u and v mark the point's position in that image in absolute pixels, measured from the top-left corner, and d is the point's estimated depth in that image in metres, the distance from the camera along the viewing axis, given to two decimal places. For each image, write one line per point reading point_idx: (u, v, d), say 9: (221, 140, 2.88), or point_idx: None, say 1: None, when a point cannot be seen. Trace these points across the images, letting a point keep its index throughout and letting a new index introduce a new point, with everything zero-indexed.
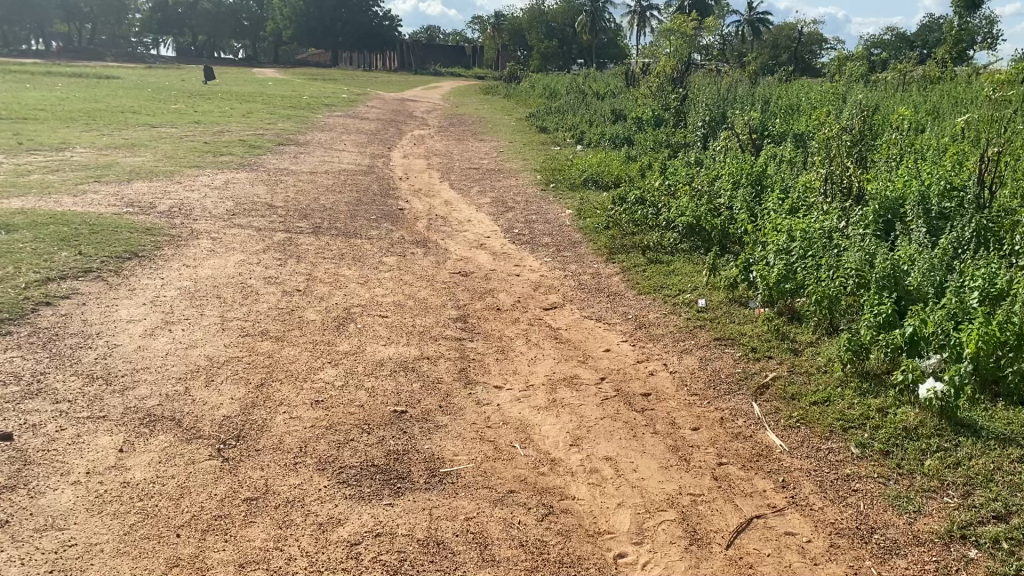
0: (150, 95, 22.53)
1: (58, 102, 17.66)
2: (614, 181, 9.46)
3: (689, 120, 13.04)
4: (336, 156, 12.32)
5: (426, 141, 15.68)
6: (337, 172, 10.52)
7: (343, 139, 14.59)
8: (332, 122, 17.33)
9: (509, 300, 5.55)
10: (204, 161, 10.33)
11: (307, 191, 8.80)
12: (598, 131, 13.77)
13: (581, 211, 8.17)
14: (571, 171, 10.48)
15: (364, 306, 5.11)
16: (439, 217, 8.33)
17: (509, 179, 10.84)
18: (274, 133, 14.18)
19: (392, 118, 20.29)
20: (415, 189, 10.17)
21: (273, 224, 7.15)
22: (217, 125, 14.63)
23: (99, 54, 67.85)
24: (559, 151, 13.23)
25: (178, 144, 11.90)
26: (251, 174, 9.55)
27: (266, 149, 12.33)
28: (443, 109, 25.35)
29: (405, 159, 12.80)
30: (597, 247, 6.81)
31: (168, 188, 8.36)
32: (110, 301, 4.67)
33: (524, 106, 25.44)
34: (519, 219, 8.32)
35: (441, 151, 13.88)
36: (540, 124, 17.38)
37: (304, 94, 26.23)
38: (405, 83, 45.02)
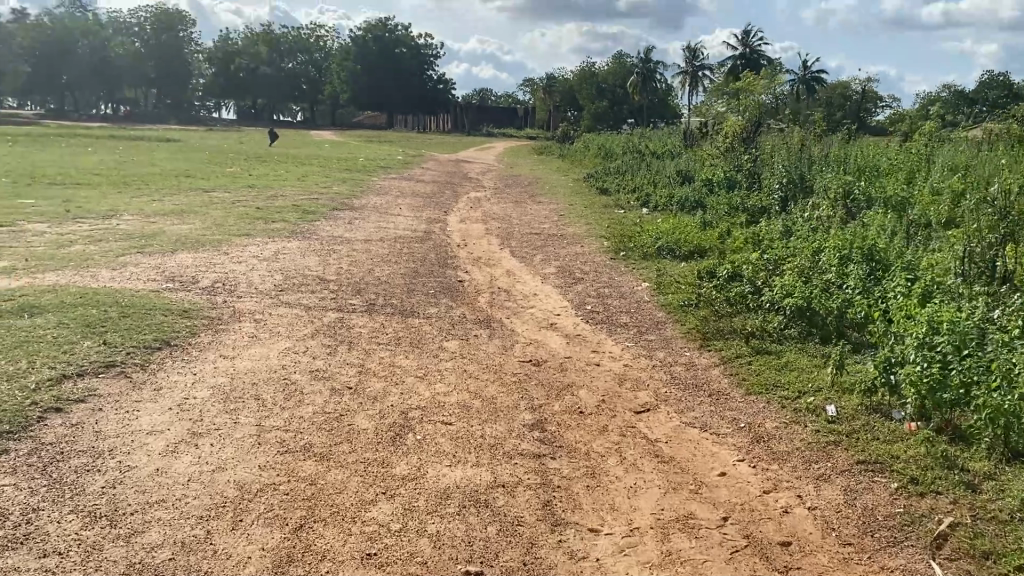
0: (208, 158, 22.57)
1: (116, 167, 17.63)
2: (693, 250, 8.62)
3: (766, 183, 12.17)
4: (392, 221, 11.74)
5: (483, 204, 15.08)
6: (392, 239, 9.89)
7: (398, 202, 14.08)
8: (387, 185, 16.91)
9: (594, 398, 4.68)
10: (255, 228, 9.81)
11: (360, 261, 8.15)
12: (666, 194, 13.00)
13: (661, 283, 7.33)
14: (643, 234, 9.65)
15: (424, 409, 4.26)
16: (503, 288, 7.56)
17: (575, 243, 10.07)
18: (328, 197, 13.73)
19: (448, 180, 19.86)
20: (474, 254, 9.46)
21: (323, 301, 6.45)
22: (270, 189, 14.26)
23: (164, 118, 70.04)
24: (625, 213, 12.45)
25: (229, 210, 11.46)
26: (302, 243, 8.97)
27: (319, 214, 11.83)
28: (498, 170, 24.97)
29: (463, 224, 12.16)
30: (687, 329, 5.92)
31: (213, 260, 7.79)
32: (130, 407, 3.97)
33: (580, 166, 24.92)
34: (590, 289, 7.48)
35: (500, 215, 13.23)
36: (601, 185, 16.70)
37: (359, 157, 26.15)
38: (458, 144, 45.18)
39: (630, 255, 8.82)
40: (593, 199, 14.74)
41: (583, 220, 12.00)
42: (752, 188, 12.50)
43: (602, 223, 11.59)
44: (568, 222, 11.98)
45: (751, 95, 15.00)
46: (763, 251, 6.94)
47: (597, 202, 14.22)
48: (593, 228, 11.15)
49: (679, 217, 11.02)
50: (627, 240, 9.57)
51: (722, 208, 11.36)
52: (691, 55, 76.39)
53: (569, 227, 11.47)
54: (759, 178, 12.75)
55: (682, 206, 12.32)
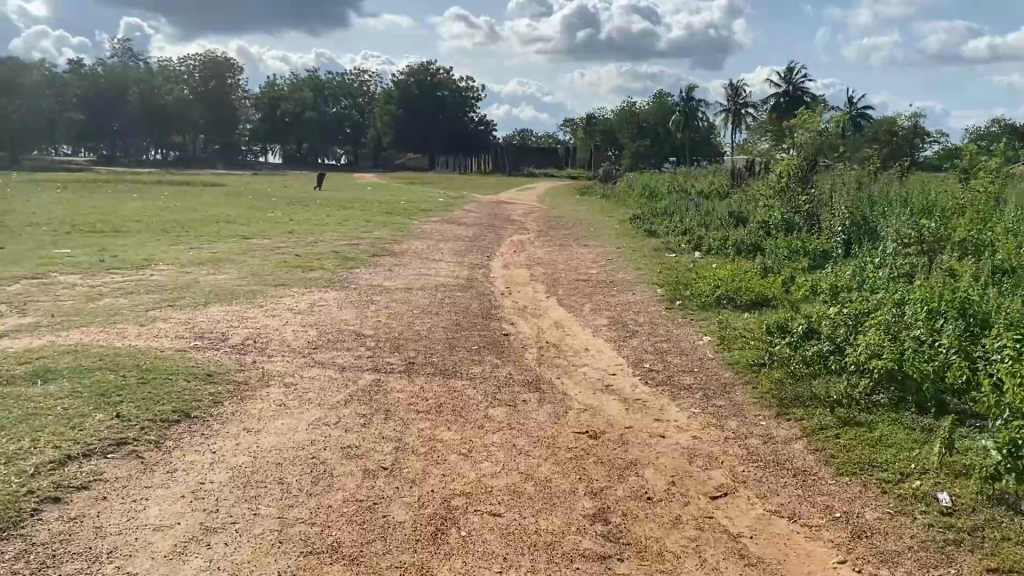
0: (251, 203, 22.57)
1: (159, 213, 17.62)
2: (756, 300, 8.04)
3: (827, 226, 11.53)
4: (433, 268, 11.34)
5: (527, 248, 14.63)
6: (434, 288, 9.45)
7: (439, 247, 13.71)
8: (428, 229, 16.59)
9: (661, 481, 4.11)
10: (292, 277, 9.46)
11: (400, 313, 7.71)
12: (719, 236, 12.43)
13: (725, 338, 6.75)
14: (699, 282, 9.08)
15: (469, 496, 3.75)
16: (551, 342, 7.05)
17: (625, 291, 9.53)
18: (369, 243, 13.41)
19: (490, 222, 19.50)
20: (519, 304, 8.97)
21: (359, 360, 5.99)
22: (310, 235, 14.00)
23: (211, 163, 71.45)
24: (676, 257, 11.89)
25: (267, 257, 11.17)
26: (340, 293, 8.58)
27: (358, 261, 11.48)
28: (541, 211, 24.59)
29: (507, 269, 11.70)
30: (761, 395, 5.34)
31: (246, 314, 7.41)
32: (138, 496, 3.50)
33: (624, 207, 24.45)
34: (646, 345, 6.92)
35: (544, 259, 12.76)
36: (648, 227, 16.18)
37: (401, 200, 26.00)
38: (500, 185, 45.10)
39: (687, 305, 8.26)
40: (641, 242, 14.22)
41: (632, 265, 11.47)
42: (811, 230, 11.86)
43: (653, 268, 11.05)
44: (616, 266, 11.46)
45: (806, 133, 14.40)
46: (839, 304, 6.34)
47: (646, 245, 13.68)
48: (643, 274, 10.60)
49: (735, 262, 10.44)
50: (681, 288, 9.01)
51: (780, 252, 10.75)
52: (732, 93, 75.88)
53: (618, 272, 10.94)
54: (817, 220, 12.10)
55: (736, 249, 11.74)
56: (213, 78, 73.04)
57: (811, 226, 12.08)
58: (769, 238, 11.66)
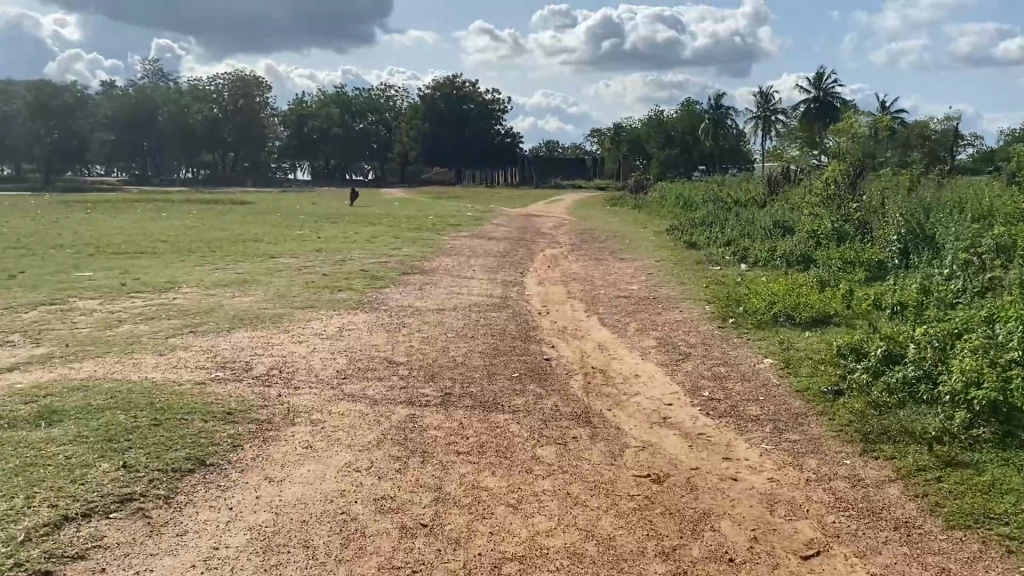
0: (278, 220, 22.32)
1: (185, 232, 17.39)
2: (816, 317, 7.45)
3: (881, 234, 10.89)
4: (466, 286, 10.87)
5: (562, 262, 14.11)
6: (468, 308, 8.97)
7: (471, 264, 13.26)
8: (459, 244, 16.15)
9: (742, 537, 3.57)
10: (319, 299, 9.04)
11: (434, 337, 7.23)
12: (764, 248, 11.83)
13: (789, 361, 6.18)
14: (751, 298, 8.50)
15: (523, 560, 3.22)
16: (598, 367, 6.51)
17: (670, 308, 8.97)
18: (398, 260, 12.99)
19: (521, 236, 19.02)
20: (559, 324, 8.45)
21: (391, 392, 5.50)
22: (338, 253, 13.61)
23: (240, 180, 71.91)
24: (720, 271, 11.31)
25: (293, 277, 10.77)
26: (369, 316, 8.12)
27: (388, 280, 11.04)
28: (572, 224, 24.09)
29: (542, 286, 11.20)
30: (840, 428, 4.77)
31: (271, 340, 6.97)
32: (142, 567, 3.02)
33: (657, 218, 23.87)
34: (702, 370, 6.36)
35: (581, 275, 12.23)
36: (686, 238, 15.59)
37: (429, 214, 25.64)
38: (528, 198, 44.69)
39: (741, 324, 7.69)
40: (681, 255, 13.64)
41: (674, 279, 10.91)
42: (863, 240, 11.22)
43: (697, 283, 10.47)
44: (658, 281, 10.91)
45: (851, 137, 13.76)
46: (919, 324, 5.75)
47: (686, 258, 13.10)
48: (688, 289, 10.04)
49: (786, 275, 9.85)
50: (733, 305, 8.44)
51: (833, 264, 10.13)
52: (761, 100, 74.90)
53: (661, 288, 10.38)
54: (869, 229, 11.46)
55: (785, 261, 11.13)
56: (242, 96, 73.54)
57: (863, 235, 11.44)
58: (819, 248, 11.04)
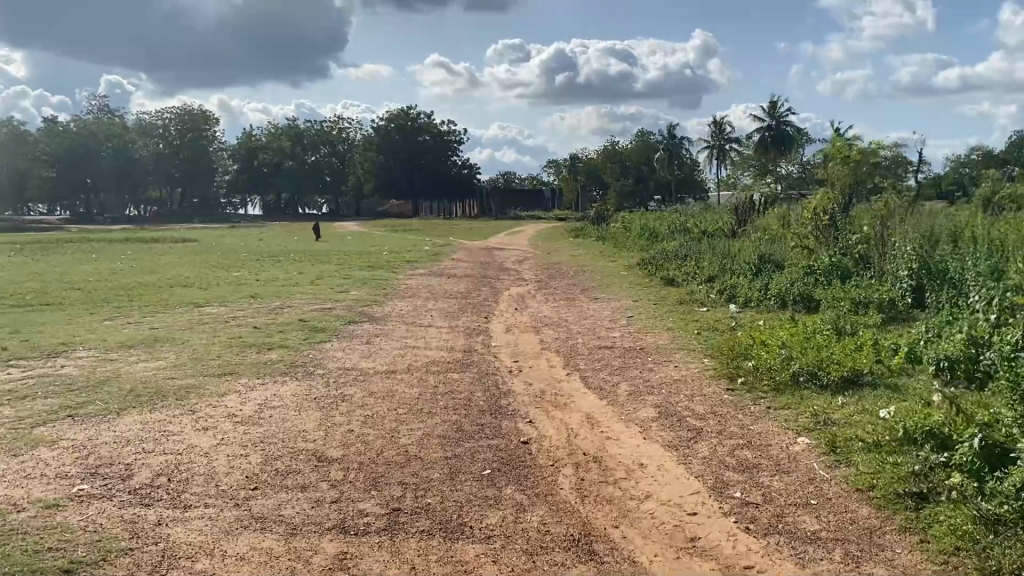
0: (219, 260, 20.71)
1: (110, 277, 15.75)
2: (845, 377, 6.13)
3: (887, 270, 9.70)
4: (421, 337, 9.45)
5: (529, 303, 12.74)
6: (422, 368, 7.53)
7: (427, 308, 11.83)
8: (414, 284, 14.74)
9: None
10: (242, 362, 7.53)
11: (380, 414, 5.78)
12: (755, 286, 10.58)
13: (836, 443, 4.81)
14: (758, 349, 7.20)
15: None
16: (589, 453, 5.10)
17: (663, 362, 7.62)
18: (344, 306, 11.50)
19: (482, 273, 17.66)
20: (531, 386, 7.04)
21: (316, 512, 4.01)
22: (277, 299, 12.09)
23: (188, 217, 69.68)
24: (708, 313, 10.04)
25: (218, 332, 9.22)
26: (301, 384, 6.63)
27: (331, 333, 9.56)
28: (536, 258, 22.79)
29: (509, 334, 9.79)
30: (944, 561, 3.40)
31: (169, 425, 5.45)
32: None
33: (624, 250, 22.68)
34: (722, 454, 4.98)
35: (551, 318, 10.87)
36: (662, 274, 14.34)
37: (384, 250, 24.20)
38: (487, 229, 43.46)
39: (753, 388, 6.35)
40: (660, 293, 12.39)
41: (658, 324, 9.60)
42: (866, 276, 10.03)
43: (686, 328, 9.18)
44: (640, 326, 9.60)
45: None
46: (1006, 400, 4.44)
47: (666, 297, 11.84)
48: (677, 337, 8.72)
49: (789, 319, 8.58)
50: (738, 360, 7.12)
51: (841, 305, 8.88)
52: (716, 130, 74.93)
53: (645, 335, 9.05)
54: (872, 264, 10.27)
55: (779, 302, 9.89)
56: (190, 130, 71.49)
57: (865, 270, 10.24)
58: (821, 287, 9.81)
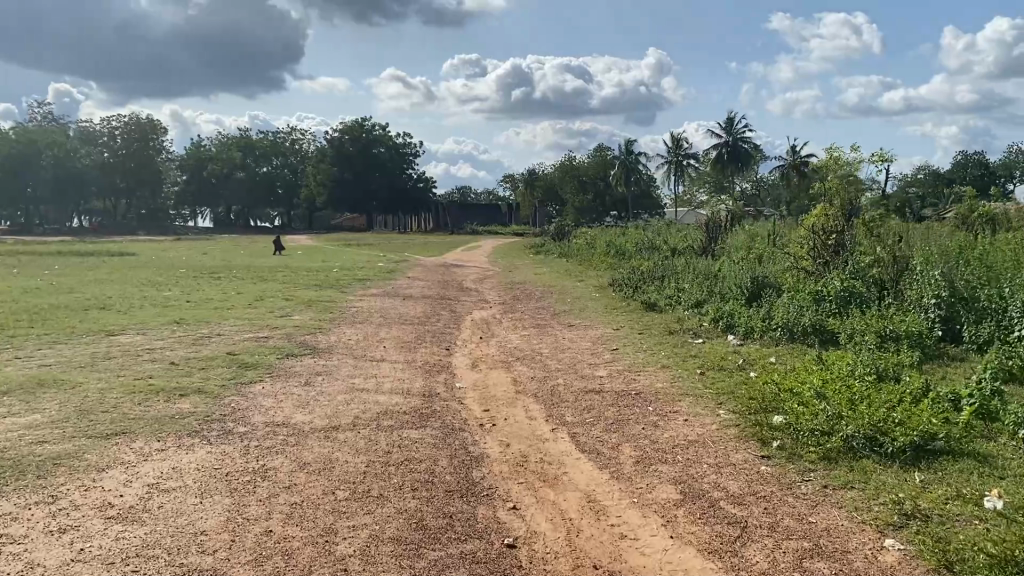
0: (151, 277, 18.90)
1: (20, 297, 13.92)
2: (916, 443, 4.78)
3: (913, 299, 8.48)
4: (372, 376, 7.93)
5: (496, 331, 11.29)
6: (372, 422, 6.03)
7: (380, 336, 10.33)
8: (366, 307, 13.22)
9: None
10: (140, 416, 5.95)
11: (311, 500, 4.28)
12: (756, 315, 9.29)
13: (949, 559, 3.46)
14: (788, 400, 5.86)
15: None
16: (600, 567, 3.67)
17: (669, 414, 6.22)
18: (283, 336, 9.91)
19: (441, 293, 16.17)
20: (509, 447, 5.58)
21: None
22: (205, 327, 10.44)
23: (132, 228, 66.92)
24: (707, 347, 8.70)
25: (123, 371, 7.58)
26: (213, 453, 5.08)
27: (263, 371, 8.02)
28: (498, 275, 21.39)
29: (476, 372, 8.31)
30: None
31: (11, 526, 3.87)
32: None
33: (591, 269, 21.38)
34: (787, 570, 3.58)
35: (523, 350, 9.44)
36: (640, 296, 13.01)
37: (335, 266, 22.60)
38: (442, 245, 41.98)
39: (795, 458, 4.98)
40: (644, 320, 11.05)
41: (651, 360, 8.25)
42: (884, 305, 8.81)
43: (685, 365, 7.83)
44: (630, 362, 8.24)
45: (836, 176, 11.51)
46: None
47: (652, 325, 10.52)
48: (677, 378, 7.34)
49: (808, 359, 7.28)
50: (765, 417, 5.76)
51: (866, 340, 7.61)
52: (674, 146, 74.50)
53: (638, 374, 7.67)
54: (889, 291, 9.06)
55: (788, 335, 8.61)
56: (136, 139, 68.86)
57: (880, 297, 9.01)
58: (835, 318, 8.54)
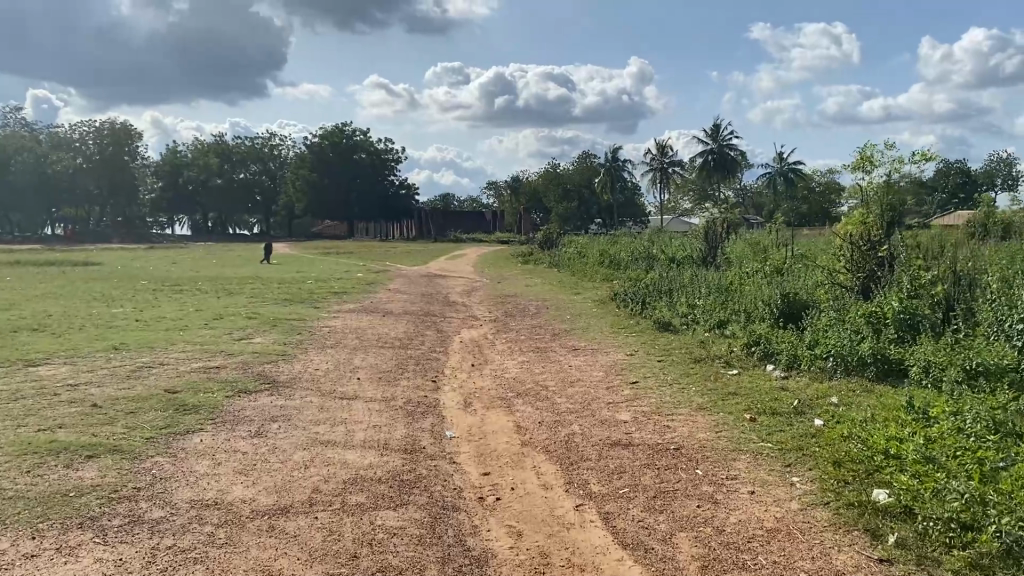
0: (107, 290, 17.22)
1: None
2: None
3: (992, 323, 7.07)
4: (342, 421, 6.41)
5: (489, 356, 9.78)
6: (335, 501, 4.52)
7: (353, 365, 8.80)
8: (340, 326, 11.67)
9: None
10: (21, 493, 4.41)
11: None
12: (798, 343, 7.87)
13: None
14: (891, 470, 4.42)
15: None
16: None
17: (729, 484, 4.76)
18: (238, 368, 8.34)
19: (424, 309, 14.65)
20: (522, 539, 4.09)
21: None
22: (147, 355, 8.85)
23: (104, 236, 64.78)
24: (747, 383, 7.26)
25: (24, 421, 5.99)
26: (102, 565, 3.55)
27: (207, 415, 6.50)
28: (485, 287, 19.90)
29: (469, 414, 6.80)
30: None
31: None
32: None
33: (584, 281, 19.95)
34: None
35: (522, 382, 7.95)
36: (650, 315, 11.55)
37: (310, 278, 20.98)
38: (425, 253, 40.40)
39: (932, 567, 3.53)
40: (661, 343, 9.61)
41: (684, 400, 6.80)
42: (953, 330, 7.42)
43: (727, 409, 6.39)
44: (658, 402, 6.78)
45: (873, 179, 10.15)
46: None
47: (672, 350, 9.07)
48: (724, 427, 5.90)
49: (885, 403, 5.85)
50: (863, 494, 4.32)
51: (951, 378, 6.20)
52: (659, 153, 73.42)
53: (671, 420, 6.21)
54: (956, 314, 7.67)
55: (844, 367, 7.19)
56: (109, 144, 66.82)
57: (945, 320, 7.61)
58: (900, 346, 7.13)
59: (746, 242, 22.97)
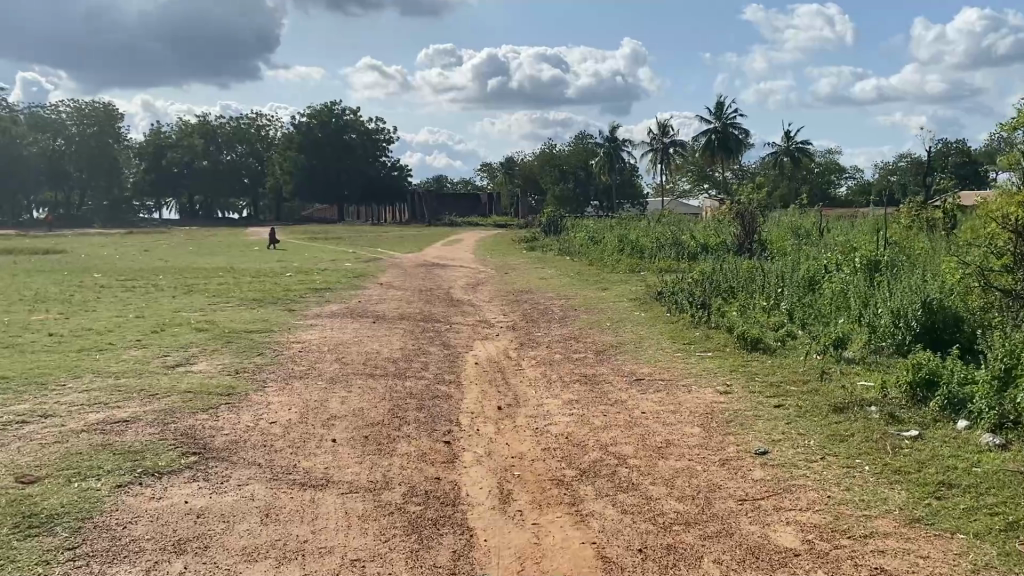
0: (45, 288, 14.40)
1: None
2: None
3: None
4: (296, 552, 3.68)
5: (516, 390, 7.04)
6: None
7: (327, 412, 6.04)
8: (316, 342, 8.87)
9: None
10: None
11: None
12: (1006, 391, 5.16)
13: None
14: None
15: None
16: None
17: None
18: (154, 426, 5.57)
19: (424, 312, 11.89)
20: None
21: None
22: (25, 399, 6.05)
23: (85, 221, 61.80)
24: (953, 459, 4.56)
25: None
26: None
27: (65, 539, 3.76)
28: (492, 281, 17.15)
29: (509, 523, 4.07)
30: None
31: None
32: None
33: (605, 273, 17.21)
34: None
35: (582, 448, 5.22)
36: (722, 327, 8.83)
37: (292, 270, 18.16)
38: (421, 238, 37.60)
39: None
40: (760, 375, 6.89)
41: (874, 501, 4.09)
42: None
43: (968, 528, 3.70)
44: (830, 506, 4.08)
45: None
46: None
47: (788, 389, 6.35)
48: None
49: None
50: None
51: None
52: (661, 133, 70.53)
53: (879, 556, 3.52)
54: None
55: None
56: (91, 124, 63.80)
57: None
58: None
59: (783, 228, 20.20)
